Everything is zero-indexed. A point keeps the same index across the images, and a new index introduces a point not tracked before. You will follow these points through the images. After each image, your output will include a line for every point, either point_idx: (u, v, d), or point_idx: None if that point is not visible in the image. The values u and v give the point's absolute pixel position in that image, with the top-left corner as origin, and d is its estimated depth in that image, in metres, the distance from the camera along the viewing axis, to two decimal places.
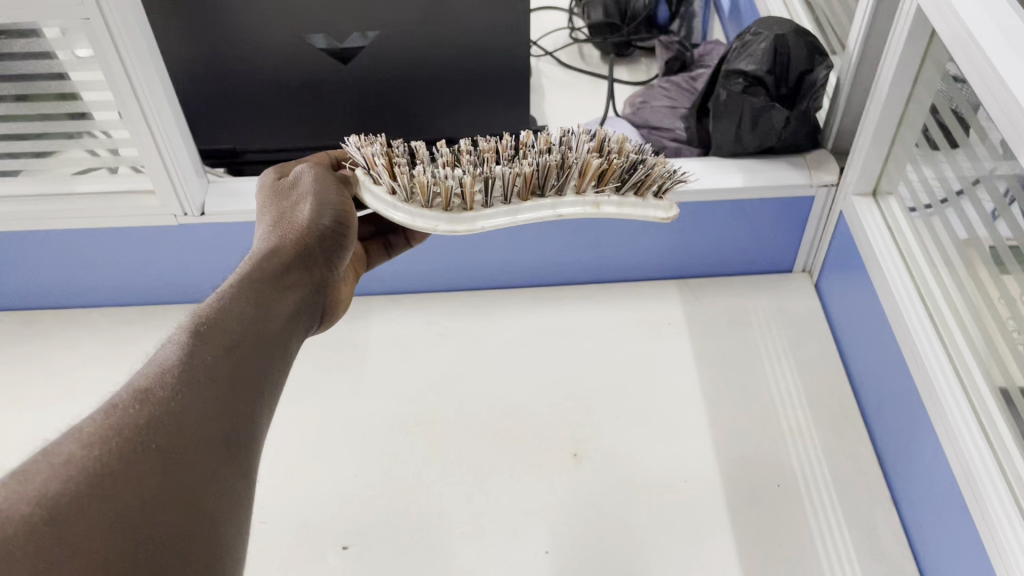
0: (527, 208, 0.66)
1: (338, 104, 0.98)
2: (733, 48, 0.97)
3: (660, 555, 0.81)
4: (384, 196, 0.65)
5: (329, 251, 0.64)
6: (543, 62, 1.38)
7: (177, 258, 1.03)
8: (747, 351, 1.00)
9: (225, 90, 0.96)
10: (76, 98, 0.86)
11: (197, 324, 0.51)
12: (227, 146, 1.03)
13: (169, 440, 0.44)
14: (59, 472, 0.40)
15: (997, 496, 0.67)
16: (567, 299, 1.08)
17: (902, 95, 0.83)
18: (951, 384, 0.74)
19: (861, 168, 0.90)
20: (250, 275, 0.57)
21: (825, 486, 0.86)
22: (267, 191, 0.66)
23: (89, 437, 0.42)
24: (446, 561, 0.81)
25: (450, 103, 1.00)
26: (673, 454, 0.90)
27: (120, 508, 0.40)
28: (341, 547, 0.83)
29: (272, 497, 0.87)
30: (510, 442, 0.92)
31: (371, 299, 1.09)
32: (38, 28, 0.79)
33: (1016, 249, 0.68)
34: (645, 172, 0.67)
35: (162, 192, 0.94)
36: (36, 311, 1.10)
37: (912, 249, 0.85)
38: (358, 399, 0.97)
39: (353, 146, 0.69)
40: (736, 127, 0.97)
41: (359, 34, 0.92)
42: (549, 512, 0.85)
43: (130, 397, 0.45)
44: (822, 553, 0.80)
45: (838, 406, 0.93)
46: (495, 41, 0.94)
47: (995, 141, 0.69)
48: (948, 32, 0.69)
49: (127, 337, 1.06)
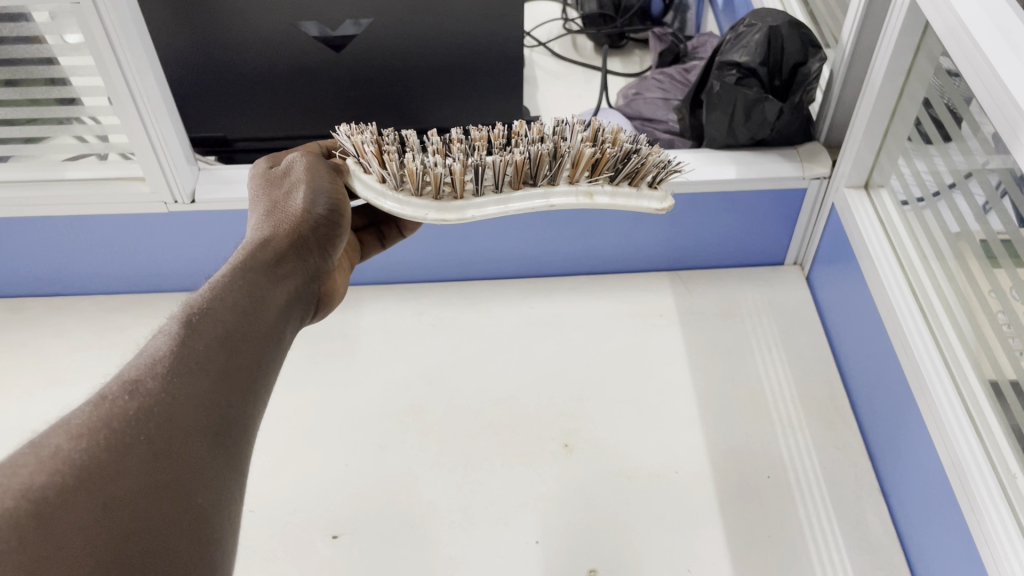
0: (519, 197, 0.66)
1: (330, 92, 0.98)
2: (729, 39, 0.97)
3: (650, 544, 0.81)
4: (375, 185, 0.65)
5: (322, 241, 0.63)
6: (536, 53, 1.37)
7: (168, 246, 1.03)
8: (738, 343, 1.01)
9: (215, 76, 0.95)
10: (66, 82, 0.85)
11: (189, 315, 0.51)
12: (218, 133, 1.02)
13: (159, 432, 0.44)
14: (46, 465, 0.40)
15: (985, 487, 0.68)
16: (559, 290, 1.08)
17: (895, 87, 0.83)
18: (941, 376, 0.75)
19: (853, 160, 0.91)
20: (242, 265, 0.57)
21: (815, 477, 0.87)
22: (259, 180, 0.66)
23: (78, 430, 0.42)
24: (436, 550, 0.81)
25: (443, 92, 0.99)
26: (664, 445, 0.90)
27: (107, 501, 0.40)
28: (331, 536, 0.83)
29: (262, 487, 0.87)
30: (501, 432, 0.92)
31: (362, 289, 1.08)
32: (27, 12, 0.78)
33: (1008, 242, 0.68)
34: (638, 162, 0.67)
35: (152, 179, 0.93)
36: (24, 298, 1.10)
37: (904, 242, 0.85)
38: (350, 388, 0.97)
39: (343, 134, 0.68)
40: (729, 118, 0.97)
41: (352, 21, 0.91)
42: (539, 502, 0.85)
43: (119, 389, 0.45)
44: (811, 543, 0.81)
45: (829, 398, 0.94)
46: (489, 30, 0.94)
47: (986, 134, 0.69)
48: (942, 24, 0.69)
49: (116, 325, 1.06)
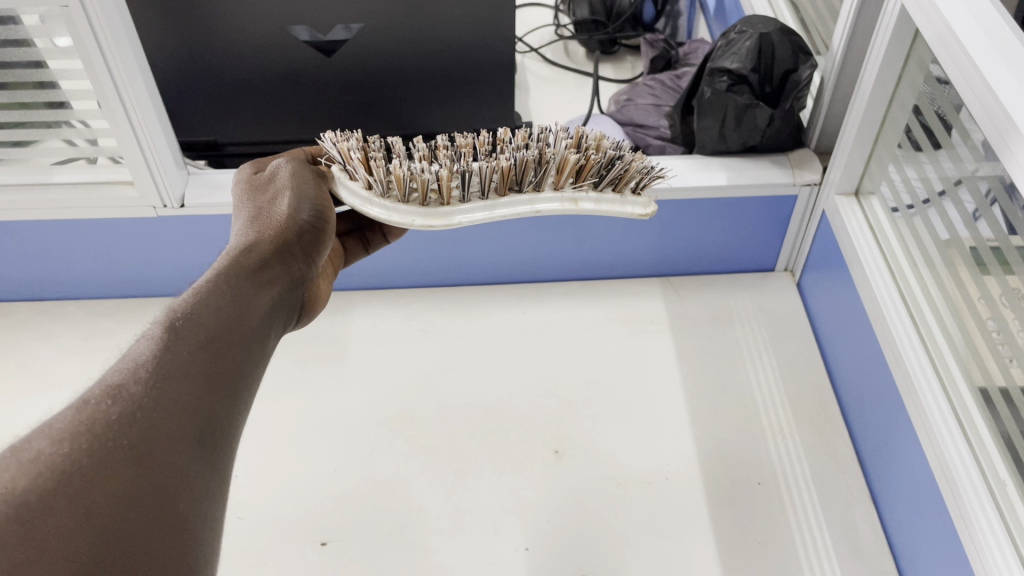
0: (505, 203, 0.65)
1: (321, 97, 0.97)
2: (719, 46, 0.97)
3: (640, 552, 0.81)
4: (361, 192, 0.64)
5: (307, 245, 0.63)
6: (529, 59, 1.38)
7: (158, 250, 1.02)
8: (729, 349, 1.00)
9: (205, 80, 0.95)
10: (55, 86, 0.84)
11: (173, 320, 0.51)
12: (209, 137, 1.02)
13: (143, 437, 0.43)
14: (27, 470, 0.39)
15: (973, 493, 0.68)
16: (550, 296, 1.08)
17: (885, 95, 0.83)
18: (931, 384, 0.75)
19: (844, 168, 0.91)
20: (227, 270, 0.56)
21: (805, 484, 0.87)
22: (243, 186, 0.66)
23: (60, 434, 0.42)
24: (424, 558, 0.81)
25: (434, 98, 0.99)
26: (655, 452, 0.90)
27: (90, 507, 0.39)
28: (319, 543, 0.82)
29: (249, 493, 0.87)
30: (492, 438, 0.91)
31: (352, 294, 1.08)
32: (16, 15, 0.77)
33: (997, 249, 0.68)
34: (623, 168, 0.67)
35: (141, 183, 0.92)
36: (12, 302, 1.09)
37: (894, 249, 0.86)
38: (339, 394, 0.96)
39: (327, 141, 0.68)
40: (720, 125, 0.97)
41: (343, 26, 0.90)
42: (529, 509, 0.85)
43: (102, 393, 0.45)
44: (801, 549, 0.81)
45: (819, 405, 0.94)
46: (480, 35, 0.94)
47: (976, 141, 0.70)
48: (931, 32, 0.69)
49: (104, 329, 1.05)
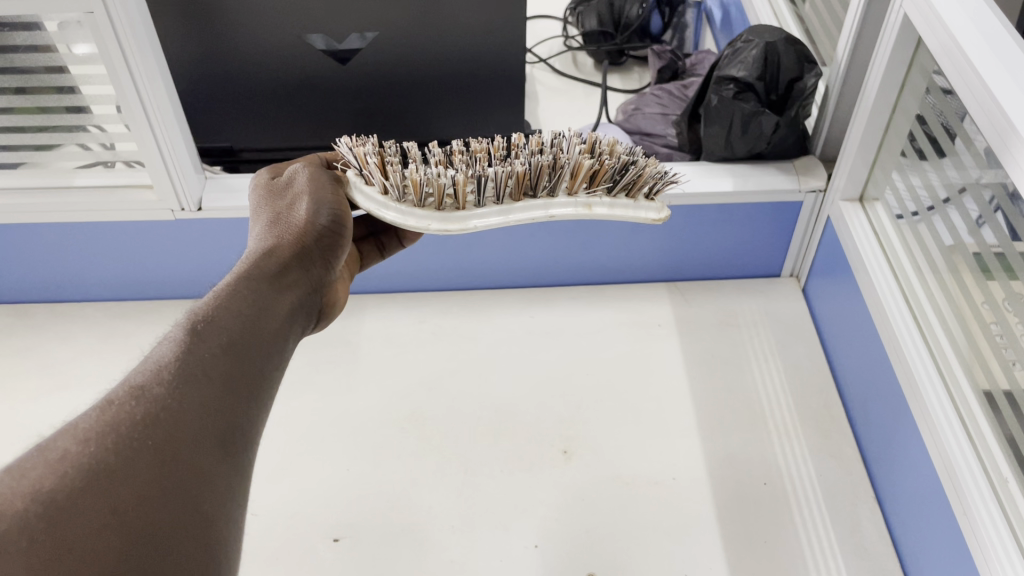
0: (520, 208, 0.67)
1: (335, 105, 1.00)
2: (726, 55, 0.99)
3: (647, 551, 0.83)
4: (377, 196, 0.67)
5: (325, 250, 0.65)
6: (538, 69, 1.39)
7: (176, 254, 1.05)
8: (735, 352, 1.02)
9: (222, 88, 0.97)
10: (74, 91, 0.87)
11: (194, 323, 0.53)
12: (225, 144, 1.04)
13: (166, 437, 0.45)
14: (55, 467, 0.41)
15: (978, 493, 0.69)
16: (559, 300, 1.10)
17: (889, 102, 0.84)
18: (936, 387, 0.77)
19: (849, 173, 0.92)
20: (247, 274, 0.59)
21: (811, 485, 0.88)
22: (262, 190, 0.69)
23: (84, 433, 0.44)
24: (435, 554, 0.83)
25: (445, 105, 1.01)
26: (660, 454, 0.91)
27: (116, 505, 0.41)
28: (331, 539, 0.84)
29: (264, 490, 0.89)
30: (500, 439, 0.93)
31: (363, 299, 1.10)
32: (39, 21, 0.80)
33: (1001, 256, 0.70)
34: (636, 173, 0.69)
35: (161, 189, 0.95)
36: (32, 304, 1.11)
37: (900, 256, 0.87)
38: (351, 394, 0.99)
39: (343, 146, 0.70)
40: (726, 132, 0.99)
41: (359, 35, 0.92)
42: (538, 508, 0.87)
43: (125, 393, 0.47)
44: (806, 547, 0.83)
45: (825, 409, 0.96)
46: (490, 44, 0.96)
47: (979, 148, 0.71)
48: (937, 44, 0.70)
49: (122, 331, 1.07)
